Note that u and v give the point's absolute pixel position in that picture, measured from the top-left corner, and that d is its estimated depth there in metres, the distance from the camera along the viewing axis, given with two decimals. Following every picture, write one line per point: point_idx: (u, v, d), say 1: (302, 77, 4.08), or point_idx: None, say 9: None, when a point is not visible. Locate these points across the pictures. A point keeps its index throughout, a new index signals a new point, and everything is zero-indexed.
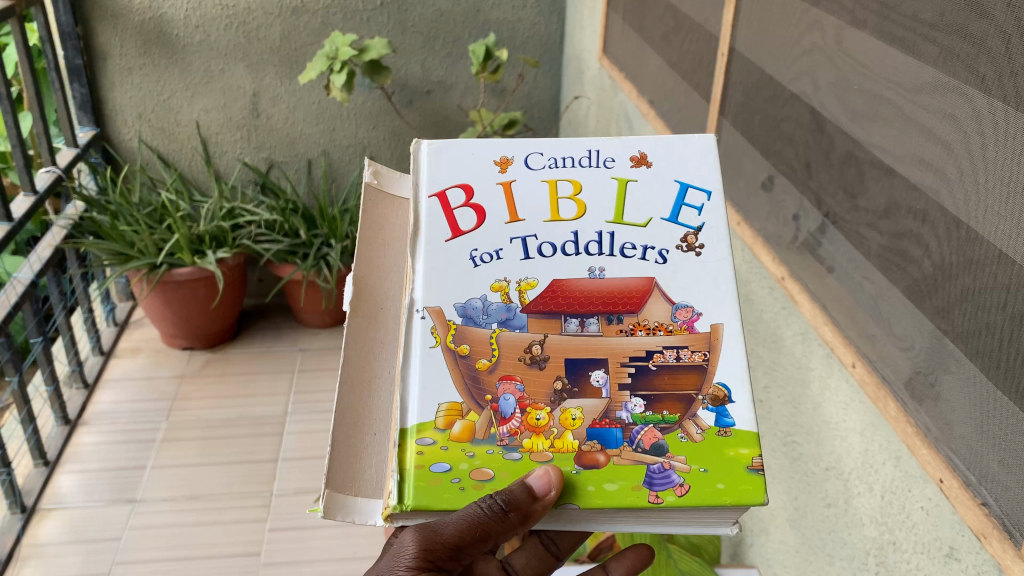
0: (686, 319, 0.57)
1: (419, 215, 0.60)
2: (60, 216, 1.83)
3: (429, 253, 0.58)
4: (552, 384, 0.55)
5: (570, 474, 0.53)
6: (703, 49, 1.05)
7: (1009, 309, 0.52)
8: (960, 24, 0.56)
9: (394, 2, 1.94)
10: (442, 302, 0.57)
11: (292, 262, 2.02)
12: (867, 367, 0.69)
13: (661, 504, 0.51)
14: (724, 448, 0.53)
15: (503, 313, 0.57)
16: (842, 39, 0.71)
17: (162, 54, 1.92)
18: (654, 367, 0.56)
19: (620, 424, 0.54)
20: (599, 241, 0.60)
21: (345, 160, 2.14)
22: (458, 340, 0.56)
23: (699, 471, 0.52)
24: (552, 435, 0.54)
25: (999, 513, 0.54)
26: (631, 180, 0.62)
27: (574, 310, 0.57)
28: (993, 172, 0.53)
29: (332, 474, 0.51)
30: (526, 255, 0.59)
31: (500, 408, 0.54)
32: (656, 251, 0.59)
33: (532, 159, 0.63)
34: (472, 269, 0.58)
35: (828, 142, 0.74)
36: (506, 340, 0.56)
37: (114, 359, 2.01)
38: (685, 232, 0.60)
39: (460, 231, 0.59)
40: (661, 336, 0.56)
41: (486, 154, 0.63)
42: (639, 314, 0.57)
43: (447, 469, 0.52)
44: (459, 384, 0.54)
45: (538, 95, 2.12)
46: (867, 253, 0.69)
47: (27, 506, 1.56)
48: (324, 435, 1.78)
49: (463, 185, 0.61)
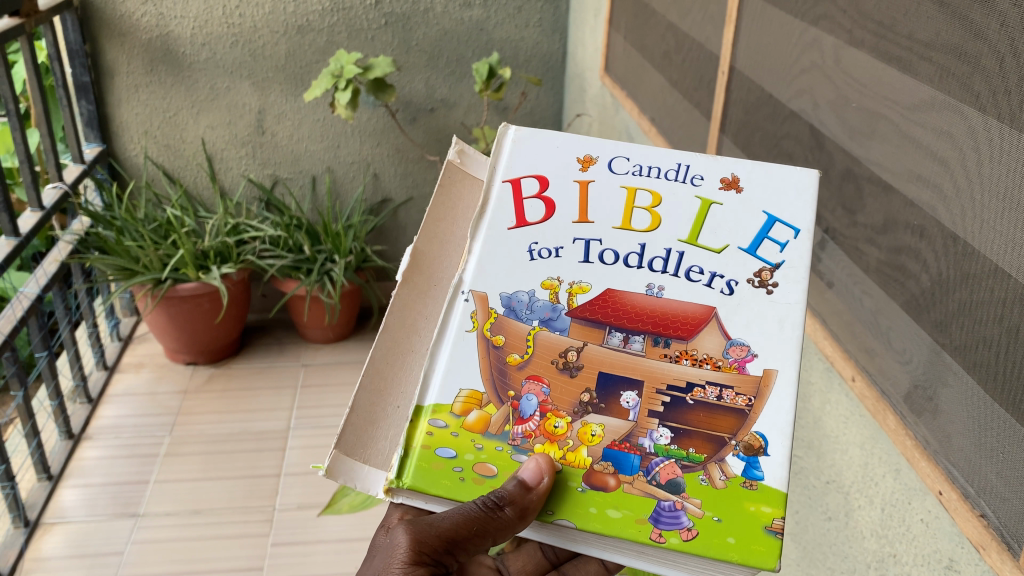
0: (738, 357, 0.55)
1: (489, 197, 0.61)
2: (66, 232, 1.84)
3: (489, 236, 0.60)
4: (578, 395, 0.56)
5: (577, 491, 0.54)
6: (704, 68, 1.06)
7: (1005, 322, 0.53)
8: (956, 43, 0.57)
9: (398, 21, 1.96)
10: (488, 288, 0.58)
11: (297, 277, 2.03)
12: (867, 381, 0.70)
13: (662, 543, 0.52)
14: (745, 501, 0.53)
15: (547, 312, 0.58)
16: (840, 58, 0.72)
17: (168, 71, 1.95)
18: (690, 401, 0.55)
19: (640, 452, 0.54)
20: (666, 258, 0.58)
21: (349, 176, 2.15)
22: (495, 330, 0.57)
23: (711, 519, 0.53)
24: (566, 447, 0.55)
25: (997, 524, 0.55)
26: (716, 202, 0.59)
27: (621, 324, 0.57)
28: (987, 188, 0.54)
29: (344, 436, 0.55)
30: (585, 258, 0.59)
31: (520, 407, 0.56)
32: (723, 281, 0.57)
33: (616, 163, 0.61)
34: (527, 262, 0.59)
35: (827, 159, 0.75)
36: (543, 340, 0.57)
37: (117, 373, 2.02)
38: (760, 266, 0.57)
39: (525, 222, 0.60)
40: (706, 370, 0.55)
41: (571, 149, 0.62)
42: (688, 342, 0.56)
43: (452, 456, 0.55)
44: (486, 375, 0.57)
45: (540, 113, 2.13)
46: (866, 268, 0.70)
47: (31, 520, 1.56)
48: (326, 450, 1.78)
49: (540, 176, 0.61)
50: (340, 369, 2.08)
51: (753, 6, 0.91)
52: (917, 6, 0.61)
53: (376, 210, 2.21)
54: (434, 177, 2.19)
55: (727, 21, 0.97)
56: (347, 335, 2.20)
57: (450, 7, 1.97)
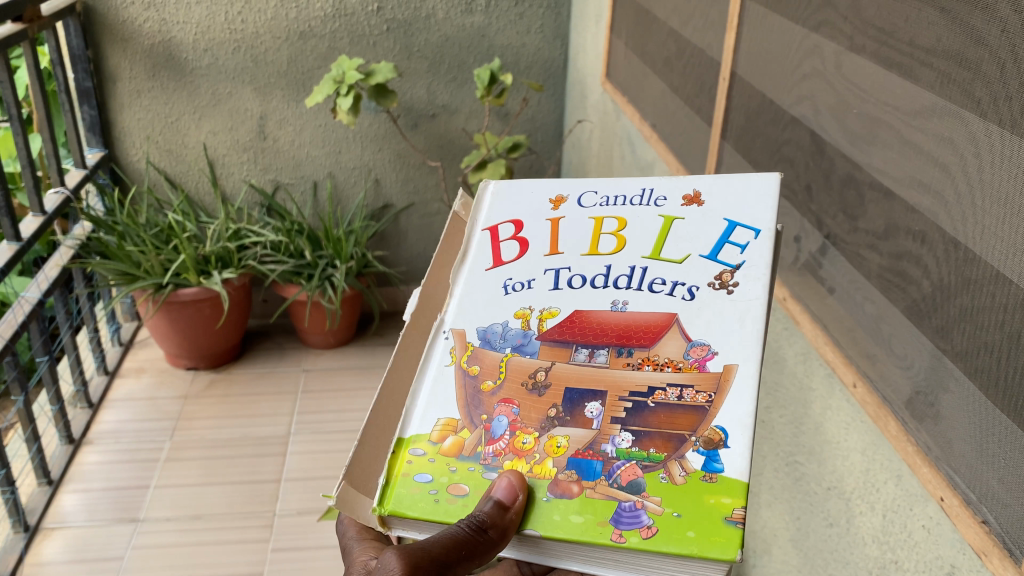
0: (698, 357, 0.53)
1: (468, 245, 0.63)
2: (68, 236, 1.84)
3: (468, 277, 0.61)
4: (545, 412, 0.53)
5: (539, 499, 0.50)
6: (705, 74, 1.06)
7: (1006, 328, 0.53)
8: (957, 50, 0.57)
9: (400, 27, 1.97)
10: (466, 324, 0.58)
11: (298, 282, 2.03)
12: (868, 387, 0.70)
13: (622, 543, 0.48)
14: (706, 495, 0.49)
15: (519, 339, 0.56)
16: (841, 64, 0.72)
17: (170, 77, 1.95)
18: (652, 404, 0.52)
19: (602, 457, 0.51)
20: (631, 275, 0.58)
21: (351, 182, 2.15)
22: (471, 361, 0.57)
23: (671, 515, 0.48)
24: (532, 460, 0.52)
25: (999, 531, 0.54)
26: (678, 218, 0.60)
27: (586, 340, 0.55)
28: (989, 193, 0.54)
29: (352, 468, 0.51)
30: (556, 285, 0.59)
31: (491, 428, 0.54)
32: (685, 287, 0.56)
33: (585, 199, 0.64)
34: (503, 296, 0.59)
35: (828, 165, 0.75)
36: (515, 365, 0.56)
37: (118, 378, 2.02)
38: (721, 269, 0.57)
39: (501, 261, 0.61)
40: (668, 373, 0.53)
41: (543, 193, 0.65)
42: (651, 349, 0.54)
43: (429, 480, 0.52)
44: (462, 403, 0.55)
45: (541, 118, 2.14)
46: (867, 274, 0.70)
47: (31, 525, 1.56)
48: (326, 456, 1.78)
49: (515, 220, 0.64)
50: (340, 374, 2.07)
51: (754, 12, 0.91)
52: (918, 13, 0.61)
53: (377, 216, 2.21)
54: (435, 183, 2.19)
55: (728, 28, 0.97)
56: (348, 341, 2.20)
57: (452, 14, 1.97)
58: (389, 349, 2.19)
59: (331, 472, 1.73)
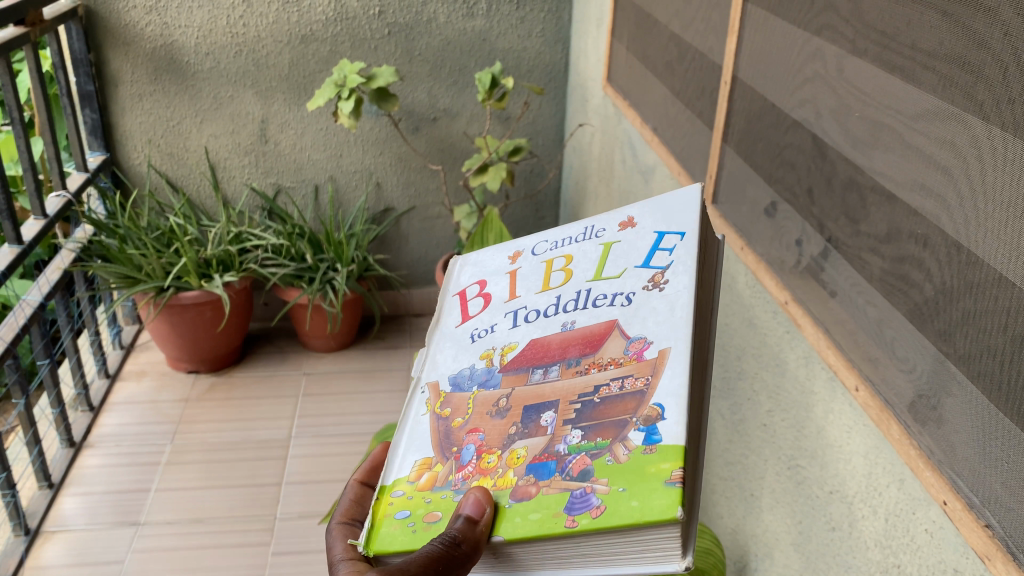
0: (637, 349, 0.51)
1: (439, 311, 0.62)
2: (69, 240, 1.84)
3: (439, 337, 0.59)
4: (506, 430, 0.50)
5: (502, 507, 0.47)
6: (706, 78, 1.07)
7: (1009, 331, 0.53)
8: (959, 53, 0.57)
9: (402, 31, 1.97)
10: (439, 375, 0.56)
11: (299, 286, 2.04)
12: (870, 390, 0.70)
13: (575, 528, 0.44)
14: (647, 466, 0.45)
15: (484, 376, 0.54)
16: (843, 68, 0.72)
17: (172, 80, 1.95)
18: (598, 400, 0.49)
19: (555, 456, 0.48)
20: (577, 299, 0.56)
21: (352, 186, 2.15)
22: (445, 406, 0.54)
23: (616, 491, 0.45)
24: (496, 476, 0.49)
25: (1003, 535, 0.54)
26: (615, 241, 0.59)
27: (537, 362, 0.53)
28: (991, 196, 0.54)
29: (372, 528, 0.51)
30: (514, 323, 0.57)
31: (461, 456, 0.51)
32: (623, 296, 0.55)
33: (538, 248, 0.62)
34: (470, 343, 0.57)
35: (830, 168, 0.75)
36: (481, 400, 0.53)
37: (119, 382, 2.02)
38: (654, 273, 0.55)
39: (468, 315, 0.60)
40: (609, 370, 0.51)
41: (502, 252, 0.64)
42: (595, 354, 0.52)
43: (407, 515, 0.50)
44: (435, 442, 0.53)
45: (542, 123, 2.14)
46: (869, 277, 0.70)
47: (32, 529, 1.56)
48: (327, 460, 1.78)
49: (479, 280, 0.63)
50: (342, 378, 2.07)
51: (755, 16, 0.91)
52: (919, 16, 0.61)
53: (379, 219, 2.21)
54: (437, 187, 2.19)
55: (730, 32, 0.97)
56: (349, 344, 2.20)
57: (453, 18, 1.97)
58: (390, 352, 2.19)
59: (332, 476, 1.73)
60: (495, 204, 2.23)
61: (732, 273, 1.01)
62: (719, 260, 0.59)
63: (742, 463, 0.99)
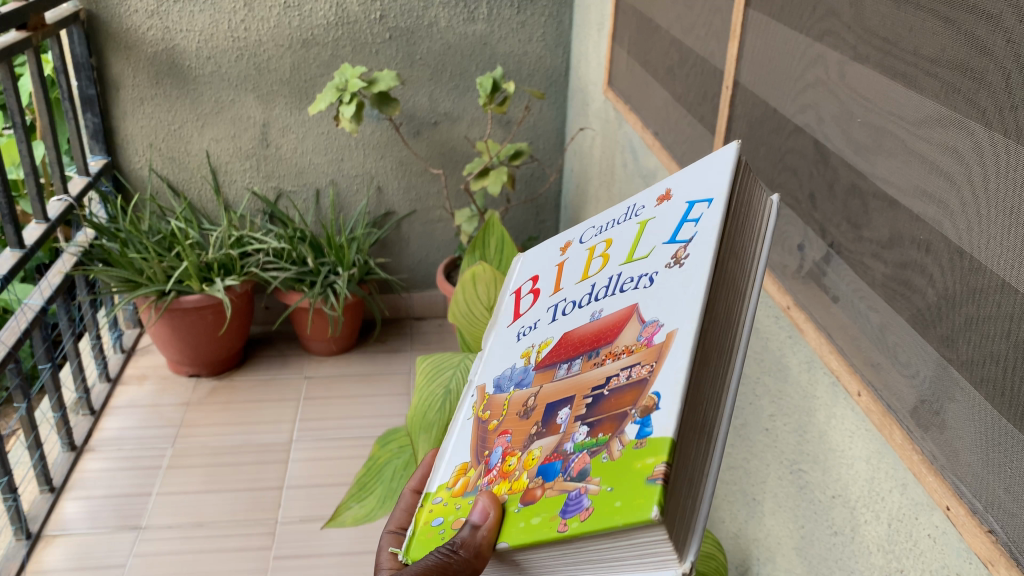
0: (649, 334, 0.46)
1: (497, 315, 0.64)
2: (71, 244, 1.85)
3: (496, 338, 0.61)
4: (528, 430, 0.48)
5: (511, 511, 0.46)
6: (707, 83, 1.07)
7: (1012, 337, 0.53)
8: (961, 60, 0.57)
9: (403, 36, 1.97)
10: (486, 378, 0.57)
11: (300, 289, 2.04)
12: (873, 396, 0.70)
13: (566, 532, 0.41)
14: (635, 461, 0.41)
15: (519, 375, 0.52)
16: (845, 74, 0.73)
17: (173, 84, 1.96)
18: (607, 392, 0.45)
19: (562, 456, 0.45)
20: (608, 285, 0.53)
21: (353, 190, 2.15)
22: (486, 408, 0.54)
23: (607, 494, 0.41)
24: (514, 479, 0.47)
25: (1006, 540, 0.54)
26: (651, 219, 0.55)
27: (567, 356, 0.50)
28: (994, 203, 0.54)
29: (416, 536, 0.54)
30: (553, 318, 0.55)
31: (489, 460, 0.50)
32: (647, 276, 0.50)
33: (587, 236, 0.61)
34: (516, 341, 0.57)
35: (832, 174, 0.76)
36: (514, 401, 0.51)
37: (120, 386, 2.02)
38: (677, 248, 0.49)
39: (519, 313, 0.60)
40: (622, 359, 0.46)
41: (556, 246, 0.63)
42: (614, 343, 0.48)
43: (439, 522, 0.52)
44: (473, 446, 0.53)
45: (542, 127, 2.14)
46: (871, 282, 0.70)
47: (32, 533, 1.56)
48: (328, 463, 1.78)
49: (535, 276, 0.63)
50: (342, 382, 2.07)
51: (757, 22, 0.91)
52: (921, 23, 0.61)
53: (379, 223, 2.22)
54: (438, 191, 2.19)
55: (731, 37, 0.98)
56: (350, 347, 2.20)
57: (454, 22, 1.98)
58: (391, 356, 2.19)
59: (333, 480, 1.73)
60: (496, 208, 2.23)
61: None
62: (766, 221, 0.51)
63: (744, 468, 1.00)
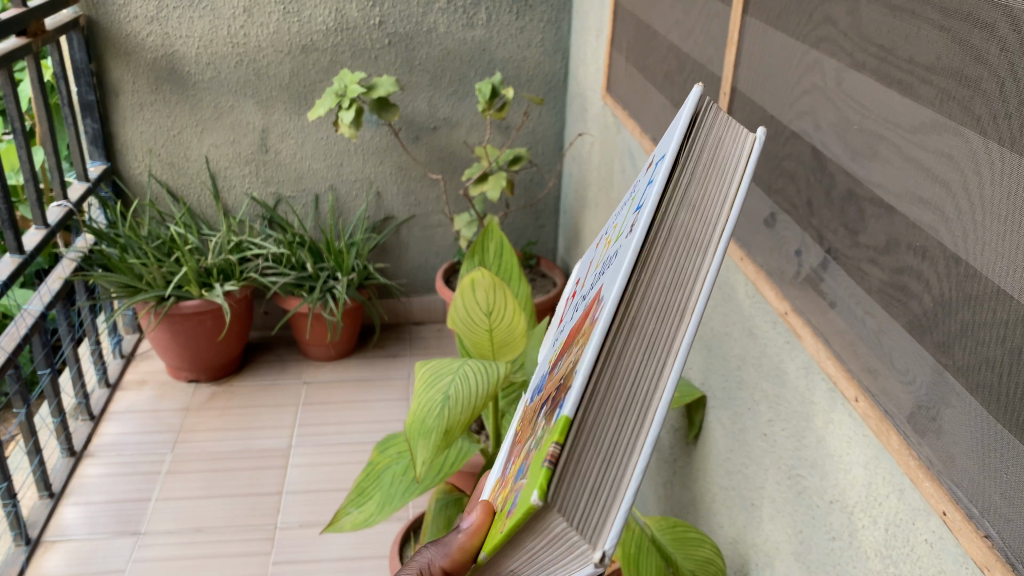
0: (597, 314, 0.46)
1: (557, 329, 0.72)
2: (70, 250, 1.84)
3: (555, 348, 0.67)
4: (528, 435, 0.51)
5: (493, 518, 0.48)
6: (705, 89, 1.07)
7: (1008, 343, 0.53)
8: (957, 67, 0.57)
9: (402, 41, 1.98)
10: (533, 391, 0.63)
11: (299, 294, 2.04)
12: (870, 402, 0.70)
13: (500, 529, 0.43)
14: (543, 452, 0.41)
15: (545, 381, 0.56)
16: (841, 81, 0.73)
17: (173, 90, 1.96)
18: (562, 385, 0.47)
19: (526, 458, 0.46)
20: (607, 268, 0.54)
21: (352, 195, 2.16)
22: (524, 420, 0.58)
23: (526, 485, 0.42)
24: (504, 488, 0.50)
25: (1003, 545, 0.54)
26: (646, 191, 0.54)
27: (568, 349, 0.53)
28: (989, 210, 0.55)
29: None
30: (579, 313, 0.58)
31: (504, 475, 0.53)
32: (621, 250, 0.50)
33: (618, 225, 0.64)
34: (557, 348, 0.62)
35: (829, 180, 0.76)
36: (534, 410, 0.55)
37: (119, 391, 2.02)
38: (639, 216, 0.49)
39: (567, 323, 0.65)
40: (579, 348, 0.47)
41: (603, 249, 0.68)
42: (586, 329, 0.49)
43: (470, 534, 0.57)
44: (505, 463, 0.57)
45: (541, 132, 2.14)
46: (868, 288, 0.70)
47: (32, 538, 1.56)
48: (327, 469, 1.78)
49: (586, 283, 0.68)
50: (341, 387, 2.07)
51: (754, 29, 0.92)
52: (917, 31, 0.61)
53: (379, 228, 2.22)
54: (437, 196, 2.20)
55: (729, 44, 0.98)
56: (349, 352, 2.21)
57: (453, 28, 1.98)
58: (390, 361, 2.19)
59: (333, 486, 1.73)
60: (495, 213, 2.23)
61: (732, 283, 1.02)
62: (746, 155, 0.46)
63: (743, 472, 1.00)
